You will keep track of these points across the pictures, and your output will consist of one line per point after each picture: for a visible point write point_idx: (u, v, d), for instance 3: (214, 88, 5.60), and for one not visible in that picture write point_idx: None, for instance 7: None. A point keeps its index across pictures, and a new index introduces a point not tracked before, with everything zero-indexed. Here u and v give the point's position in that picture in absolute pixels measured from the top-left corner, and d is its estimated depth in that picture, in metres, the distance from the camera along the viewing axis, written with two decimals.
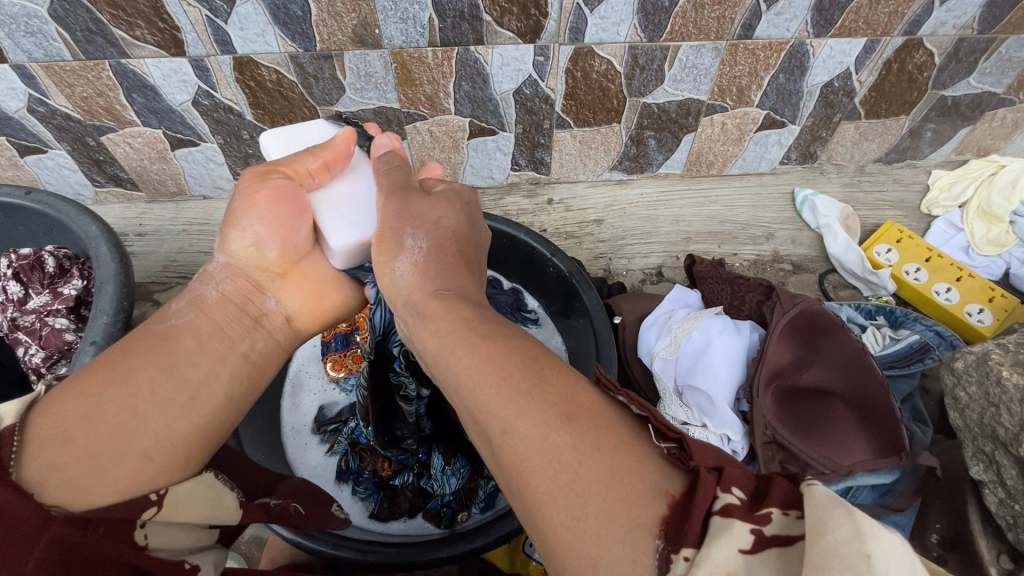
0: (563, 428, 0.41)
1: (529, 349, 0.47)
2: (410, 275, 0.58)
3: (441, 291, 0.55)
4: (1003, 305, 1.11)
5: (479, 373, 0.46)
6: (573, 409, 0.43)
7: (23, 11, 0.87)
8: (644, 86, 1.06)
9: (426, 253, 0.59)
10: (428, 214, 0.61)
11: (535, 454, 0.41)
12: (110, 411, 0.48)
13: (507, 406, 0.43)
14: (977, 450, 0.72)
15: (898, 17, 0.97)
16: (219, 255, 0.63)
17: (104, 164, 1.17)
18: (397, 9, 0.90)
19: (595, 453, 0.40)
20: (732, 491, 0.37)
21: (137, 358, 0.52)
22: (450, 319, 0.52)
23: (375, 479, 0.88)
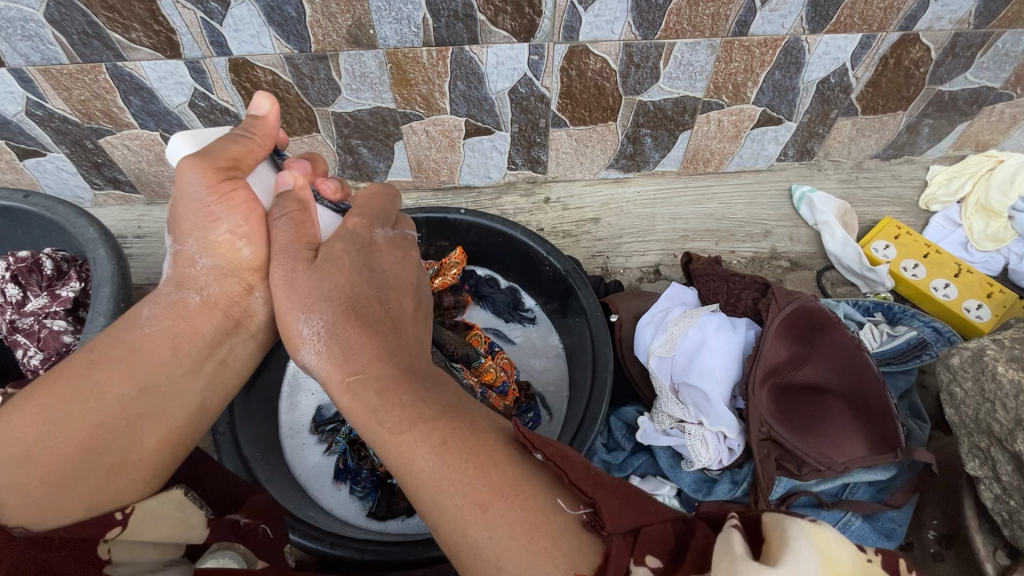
0: (477, 520, 0.40)
1: (434, 434, 0.45)
2: (320, 366, 0.55)
3: (351, 379, 0.52)
4: (1001, 301, 1.11)
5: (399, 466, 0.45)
6: (487, 494, 0.41)
7: (19, 15, 0.88)
8: (639, 84, 1.06)
9: (326, 337, 0.56)
10: (322, 285, 0.59)
11: (464, 543, 0.41)
12: (74, 429, 0.49)
13: (434, 488, 0.43)
14: (972, 446, 0.72)
15: (893, 12, 0.97)
16: (205, 258, 0.62)
17: (103, 167, 1.18)
18: (391, 9, 0.91)
19: (514, 540, 0.39)
20: (645, 562, 0.36)
21: (106, 372, 0.52)
22: (364, 411, 0.50)
23: (374, 478, 0.88)
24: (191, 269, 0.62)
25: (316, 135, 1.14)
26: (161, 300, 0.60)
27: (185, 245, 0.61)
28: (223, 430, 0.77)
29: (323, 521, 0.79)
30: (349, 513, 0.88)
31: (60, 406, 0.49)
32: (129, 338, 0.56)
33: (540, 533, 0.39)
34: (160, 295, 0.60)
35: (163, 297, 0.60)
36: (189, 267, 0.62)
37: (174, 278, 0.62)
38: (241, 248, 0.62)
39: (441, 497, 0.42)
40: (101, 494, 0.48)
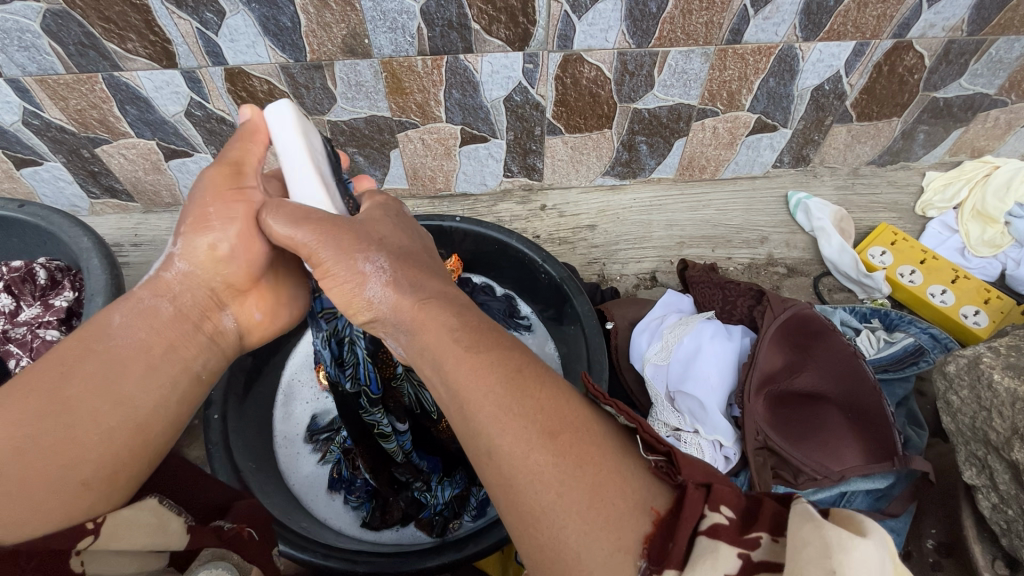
0: (545, 445, 0.40)
1: (512, 360, 0.45)
2: (385, 300, 0.50)
3: (424, 301, 0.50)
4: (999, 307, 1.10)
5: (467, 380, 0.43)
6: (556, 424, 0.41)
7: (15, 26, 0.88)
8: (634, 91, 1.07)
9: (394, 271, 0.52)
10: (375, 231, 0.55)
11: (518, 474, 0.40)
12: (47, 442, 0.44)
13: (496, 415, 0.42)
14: (969, 454, 0.72)
15: (886, 20, 0.97)
16: (179, 263, 0.57)
17: (99, 175, 1.18)
18: (386, 18, 0.91)
19: (578, 472, 0.39)
20: (720, 510, 0.37)
21: (80, 385, 0.48)
22: (438, 331, 0.47)
23: (368, 487, 0.87)
24: (166, 274, 0.57)
25: None
26: (134, 306, 0.55)
27: (175, 245, 0.58)
28: (215, 439, 0.76)
29: (315, 533, 0.78)
30: (344, 523, 0.87)
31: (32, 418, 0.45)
32: (102, 349, 0.52)
33: (606, 467, 0.40)
34: (133, 300, 0.56)
35: (140, 302, 0.56)
36: (165, 272, 0.57)
37: (152, 282, 0.57)
38: (227, 258, 0.58)
39: (504, 422, 0.41)
40: (77, 506, 0.44)
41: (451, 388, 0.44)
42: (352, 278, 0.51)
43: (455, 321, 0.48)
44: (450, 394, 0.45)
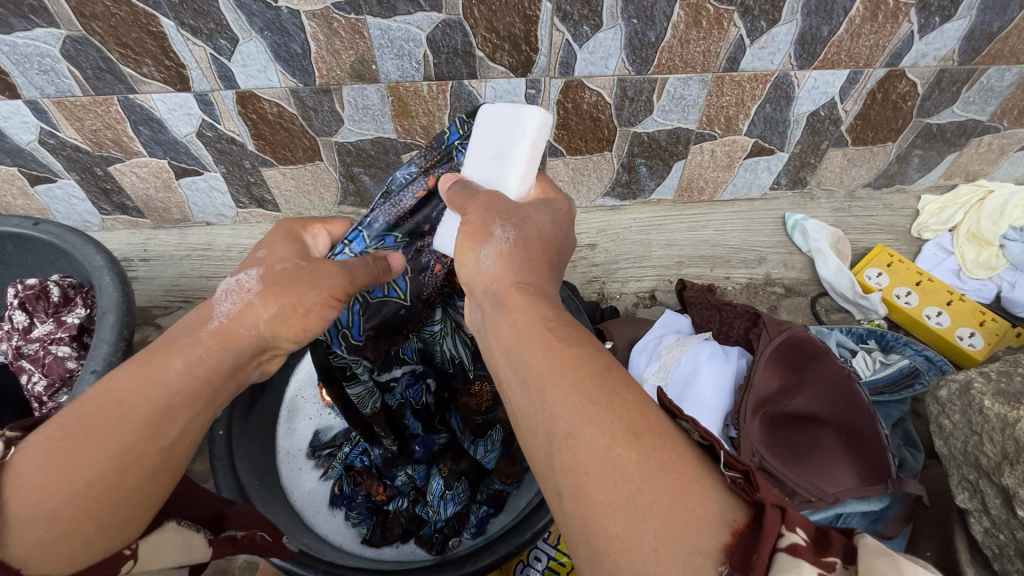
0: (631, 443, 0.34)
1: (602, 357, 0.40)
2: (492, 269, 0.49)
3: (523, 284, 0.47)
4: (993, 329, 1.11)
5: (550, 366, 0.39)
6: (640, 423, 0.35)
7: (36, 51, 0.91)
8: (633, 116, 1.09)
9: (515, 245, 0.50)
10: (521, 210, 0.54)
11: (593, 463, 0.34)
12: (97, 486, 0.41)
13: (579, 403, 0.36)
14: (961, 478, 0.73)
15: (879, 50, 1.00)
16: (259, 325, 0.53)
17: (111, 193, 1.21)
18: (393, 46, 0.94)
19: (660, 472, 0.33)
20: (798, 532, 0.31)
21: (135, 431, 0.43)
22: (528, 317, 0.43)
23: (369, 504, 0.90)
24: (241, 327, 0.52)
25: (320, 163, 1.17)
26: (198, 352, 0.49)
27: (264, 300, 0.53)
28: (220, 454, 0.77)
29: (316, 548, 0.79)
30: (344, 539, 0.88)
31: (81, 459, 0.41)
32: (159, 397, 0.46)
33: (687, 474, 0.33)
34: (198, 347, 0.50)
35: (201, 350, 0.50)
36: (241, 326, 0.52)
37: (222, 326, 0.51)
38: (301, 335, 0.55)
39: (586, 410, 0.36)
40: (120, 538, 0.43)
41: (528, 372, 0.40)
42: (476, 237, 0.51)
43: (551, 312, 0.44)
44: (526, 378, 0.40)
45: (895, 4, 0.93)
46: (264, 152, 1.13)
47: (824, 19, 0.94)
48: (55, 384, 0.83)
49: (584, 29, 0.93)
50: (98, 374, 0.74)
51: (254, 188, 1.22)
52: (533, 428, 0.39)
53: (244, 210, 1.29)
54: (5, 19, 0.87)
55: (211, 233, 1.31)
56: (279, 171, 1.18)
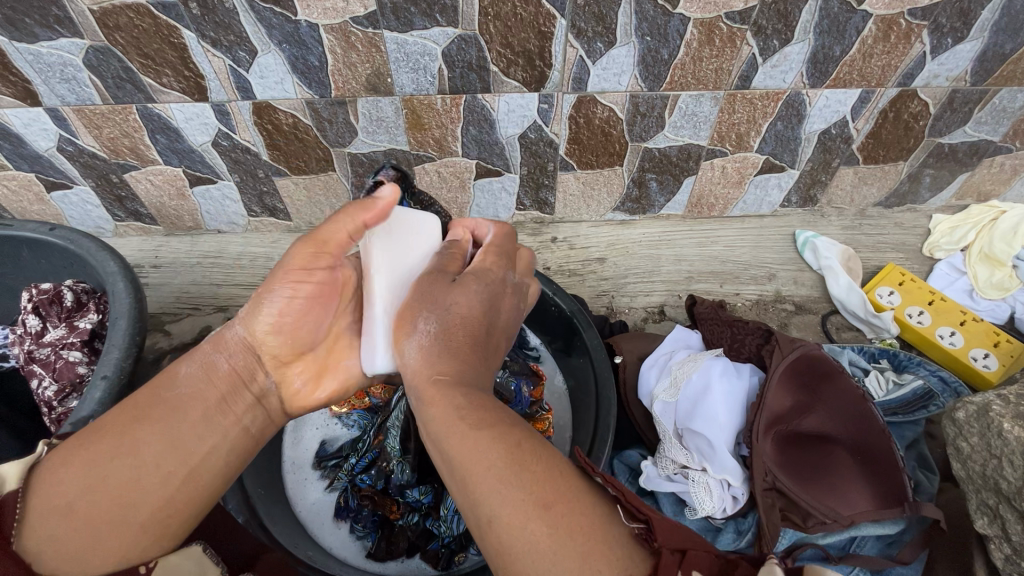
0: (540, 516, 0.42)
1: (512, 434, 0.47)
2: (413, 362, 0.56)
3: (438, 377, 0.53)
4: (1008, 350, 1.10)
5: (467, 459, 0.46)
6: (551, 495, 0.43)
7: (59, 60, 0.93)
8: (645, 131, 1.10)
9: (433, 337, 0.57)
10: (448, 300, 0.60)
11: (514, 543, 0.42)
12: (112, 483, 0.49)
13: (497, 490, 0.44)
14: (980, 502, 0.71)
15: (891, 70, 1.00)
16: (240, 326, 0.62)
17: (125, 200, 1.23)
18: (409, 60, 0.96)
19: (574, 540, 0.41)
20: None
21: (147, 431, 0.52)
22: (444, 408, 0.50)
23: (375, 518, 0.88)
24: (228, 334, 0.62)
25: (332, 174, 1.18)
26: (201, 360, 0.60)
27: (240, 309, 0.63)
28: None
29: (320, 560, 0.78)
30: (349, 553, 0.87)
31: (97, 458, 0.50)
32: (167, 396, 0.55)
33: (594, 537, 0.41)
34: (203, 357, 0.60)
35: (203, 357, 0.60)
36: (228, 330, 0.62)
37: (216, 338, 0.62)
38: (274, 331, 0.62)
39: (503, 493, 0.43)
40: (138, 545, 0.49)
41: (450, 459, 0.47)
42: (405, 331, 0.59)
43: (462, 400, 0.51)
44: (450, 468, 0.47)
45: (907, 25, 0.93)
46: (278, 162, 1.14)
47: (837, 38, 0.94)
48: (65, 390, 0.84)
49: (598, 46, 0.94)
50: (109, 380, 0.75)
51: (266, 197, 1.23)
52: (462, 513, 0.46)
53: (256, 218, 1.29)
54: (31, 29, 0.88)
55: (222, 240, 1.32)
56: (292, 181, 1.19)
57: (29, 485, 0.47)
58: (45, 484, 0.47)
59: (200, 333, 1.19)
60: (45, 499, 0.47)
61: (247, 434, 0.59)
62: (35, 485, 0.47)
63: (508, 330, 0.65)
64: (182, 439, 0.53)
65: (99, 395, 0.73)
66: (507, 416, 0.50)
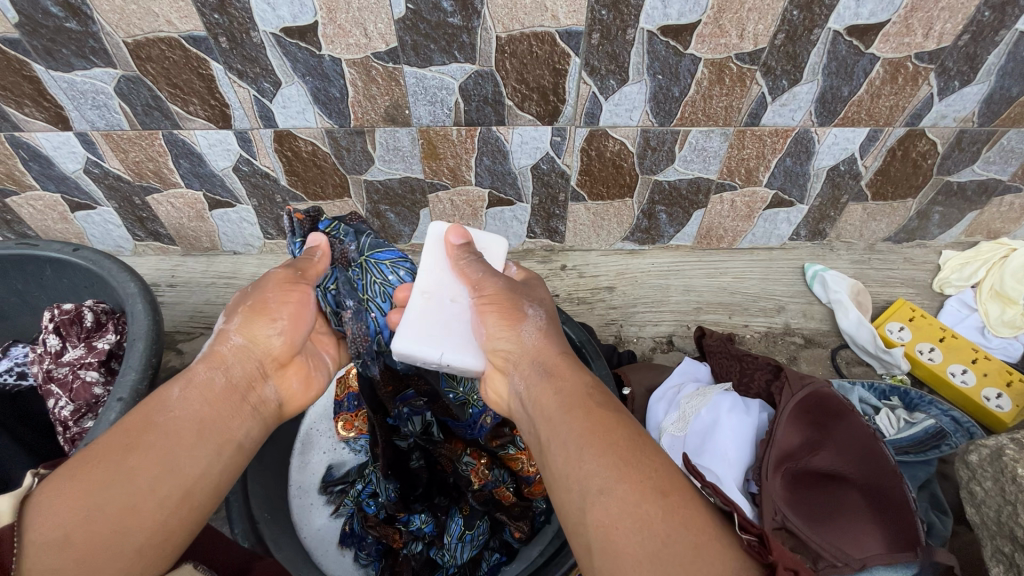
0: (658, 500, 0.45)
1: (635, 424, 0.52)
2: (534, 340, 0.63)
3: (565, 356, 0.62)
4: (1021, 390, 1.09)
5: (589, 432, 0.51)
6: (668, 486, 0.46)
7: (92, 88, 0.97)
8: (655, 165, 1.12)
9: (548, 323, 0.65)
10: (537, 292, 0.69)
11: (625, 520, 0.44)
12: (109, 513, 0.46)
13: (614, 467, 0.47)
14: (995, 550, 0.70)
15: (899, 110, 1.02)
16: (236, 337, 0.62)
17: (146, 221, 1.26)
18: (427, 93, 0.99)
19: (687, 529, 0.43)
20: None
21: (141, 456, 0.49)
22: (573, 382, 0.57)
23: (379, 546, 0.89)
24: (223, 347, 0.61)
25: (347, 200, 1.21)
26: (191, 379, 0.58)
27: (229, 321, 0.63)
28: (235, 488, 0.80)
29: None
30: None
31: (95, 486, 0.46)
32: (161, 421, 0.53)
33: (709, 536, 0.43)
34: (192, 374, 0.58)
35: (195, 376, 0.58)
36: (219, 344, 0.61)
37: (207, 356, 0.60)
38: (277, 336, 0.64)
39: (622, 472, 0.47)
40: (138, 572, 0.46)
41: (569, 431, 0.52)
42: (515, 316, 0.64)
43: (589, 380, 0.58)
44: (569, 440, 0.51)
45: (914, 68, 0.95)
46: (296, 187, 1.17)
47: (845, 80, 0.97)
48: (81, 410, 0.85)
49: (611, 83, 0.97)
50: (125, 402, 0.76)
51: (282, 221, 1.26)
52: (569, 485, 0.49)
53: (271, 241, 1.32)
54: (68, 59, 0.93)
55: (238, 262, 1.34)
56: (308, 206, 1.22)
57: (23, 518, 0.43)
58: (41, 516, 0.44)
59: None
60: (41, 533, 0.43)
61: (237, 448, 0.57)
62: (31, 518, 0.44)
63: None
64: (177, 457, 0.51)
65: (114, 416, 0.74)
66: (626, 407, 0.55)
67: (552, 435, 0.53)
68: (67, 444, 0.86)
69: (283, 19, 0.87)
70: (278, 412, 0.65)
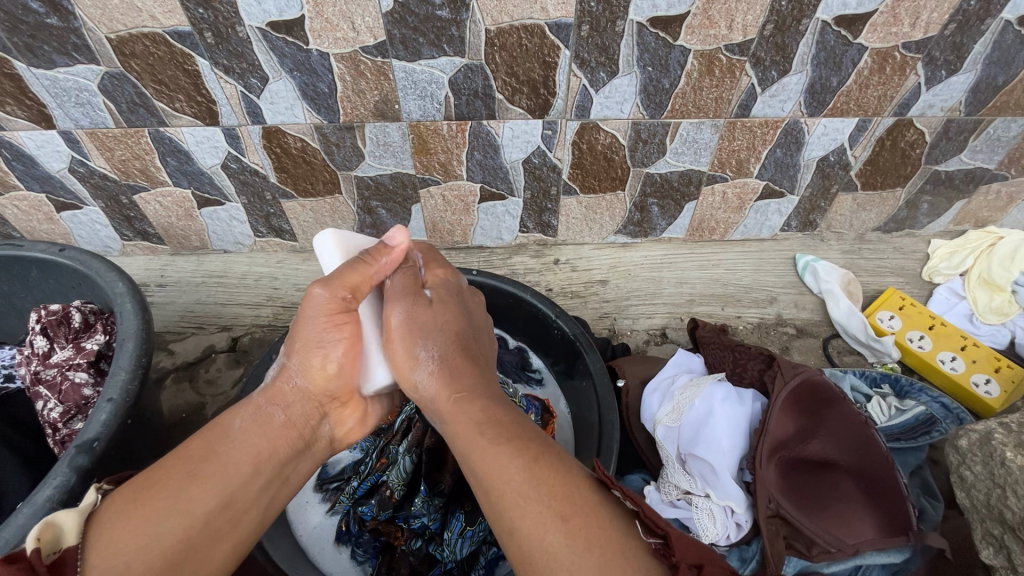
0: (558, 528, 0.48)
1: (529, 449, 0.54)
2: (428, 387, 0.64)
3: (456, 396, 0.61)
4: (1010, 375, 1.11)
5: (490, 473, 0.53)
6: (568, 509, 0.49)
7: (75, 85, 0.96)
8: (646, 157, 1.12)
9: (440, 362, 0.65)
10: (436, 324, 0.69)
11: (536, 550, 0.48)
12: (164, 544, 0.51)
13: (517, 504, 0.50)
14: (985, 532, 0.71)
15: (887, 100, 1.03)
16: (298, 378, 0.65)
17: (134, 220, 1.24)
18: (416, 87, 0.98)
19: (587, 550, 0.46)
20: None
21: (199, 488, 0.54)
22: (464, 425, 0.58)
23: (376, 543, 0.88)
24: (286, 385, 0.65)
25: (338, 197, 1.20)
26: (255, 411, 0.62)
27: (291, 359, 0.66)
28: None
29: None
30: None
31: (151, 518, 0.51)
32: (222, 451, 0.58)
33: (610, 552, 0.46)
34: (254, 405, 0.63)
35: (257, 408, 0.63)
36: (284, 382, 0.65)
37: (270, 389, 0.65)
38: (334, 374, 0.67)
39: (522, 505, 0.50)
40: None
41: (475, 474, 0.54)
42: (409, 363, 0.66)
43: (479, 416, 0.58)
44: (477, 481, 0.54)
45: (902, 58, 0.96)
46: (286, 185, 1.16)
47: (833, 70, 0.97)
48: (71, 411, 0.84)
49: (601, 75, 0.97)
50: (115, 403, 0.75)
51: (273, 219, 1.25)
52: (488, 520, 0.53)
53: (262, 239, 1.31)
54: (49, 56, 0.91)
55: (228, 260, 1.33)
56: (298, 203, 1.21)
57: (88, 539, 0.50)
58: (103, 544, 0.49)
59: (204, 353, 1.20)
60: (103, 560, 0.48)
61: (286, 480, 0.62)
62: (93, 543, 0.49)
63: (484, 326, 0.76)
64: (230, 489, 0.56)
65: (105, 417, 0.73)
66: (524, 429, 0.57)
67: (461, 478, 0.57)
68: (56, 447, 0.85)
69: (269, 13, 0.86)
70: (332, 446, 0.69)
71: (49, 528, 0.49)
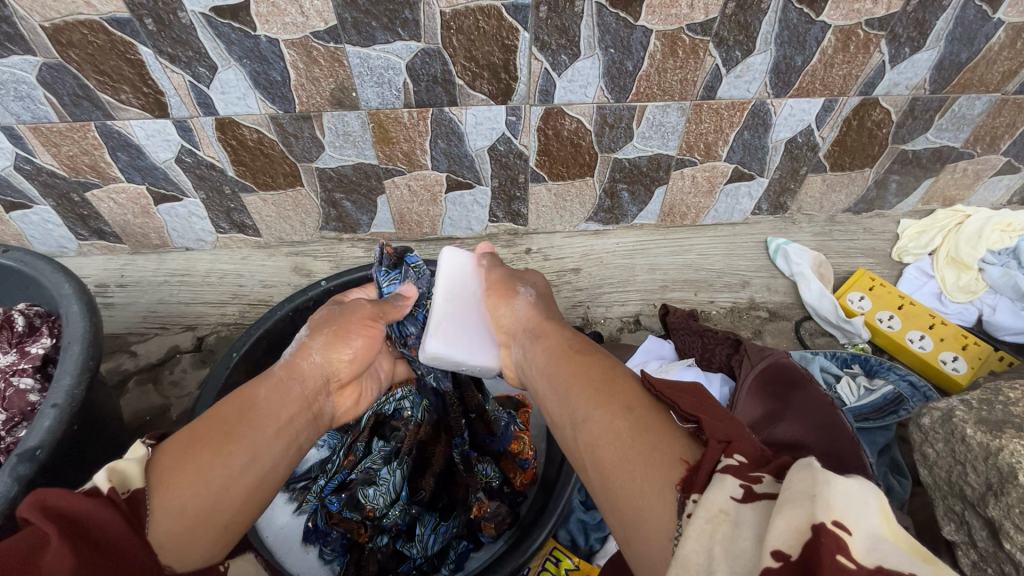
0: (626, 415, 0.48)
1: (608, 363, 0.58)
2: (525, 313, 0.72)
3: (551, 322, 0.69)
4: (976, 353, 1.12)
5: (572, 380, 0.56)
6: (636, 403, 0.50)
7: (11, 78, 0.91)
8: (614, 142, 1.10)
9: (538, 299, 0.74)
10: (527, 277, 0.79)
11: (602, 435, 0.49)
12: (210, 490, 0.49)
13: (592, 400, 0.52)
14: (947, 509, 0.71)
15: (852, 79, 1.02)
16: (315, 355, 0.65)
17: (88, 219, 1.20)
18: (373, 74, 0.95)
19: (648, 432, 0.46)
20: (734, 456, 0.39)
21: (236, 446, 0.52)
22: (558, 341, 0.65)
23: (343, 541, 0.86)
24: (304, 361, 0.64)
25: (300, 189, 1.16)
26: (275, 383, 0.60)
27: (313, 337, 0.66)
28: None
29: None
30: None
31: (199, 468, 0.50)
32: (252, 416, 0.55)
33: (657, 434, 0.45)
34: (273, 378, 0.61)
35: (275, 379, 0.61)
36: (302, 359, 0.64)
37: (290, 364, 0.63)
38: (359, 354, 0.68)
39: (596, 397, 0.52)
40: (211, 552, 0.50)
41: (561, 384, 0.58)
42: (508, 294, 0.75)
43: (571, 335, 0.65)
44: (559, 388, 0.58)
45: (865, 35, 0.95)
46: (244, 178, 1.12)
47: (797, 49, 0.96)
48: (14, 419, 0.80)
49: (563, 58, 0.94)
50: (61, 408, 0.72)
51: (234, 214, 1.21)
52: (562, 424, 0.55)
53: (224, 235, 1.27)
54: None
55: (190, 258, 1.29)
56: (259, 197, 1.17)
57: (152, 483, 0.48)
58: (163, 489, 0.48)
59: (167, 353, 1.17)
60: (165, 500, 0.47)
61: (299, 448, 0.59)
62: (158, 486, 0.48)
63: None
64: (261, 451, 0.54)
65: (50, 423, 0.71)
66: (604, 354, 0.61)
67: (545, 390, 0.60)
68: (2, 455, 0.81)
69: None
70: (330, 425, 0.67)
71: (115, 472, 0.46)
